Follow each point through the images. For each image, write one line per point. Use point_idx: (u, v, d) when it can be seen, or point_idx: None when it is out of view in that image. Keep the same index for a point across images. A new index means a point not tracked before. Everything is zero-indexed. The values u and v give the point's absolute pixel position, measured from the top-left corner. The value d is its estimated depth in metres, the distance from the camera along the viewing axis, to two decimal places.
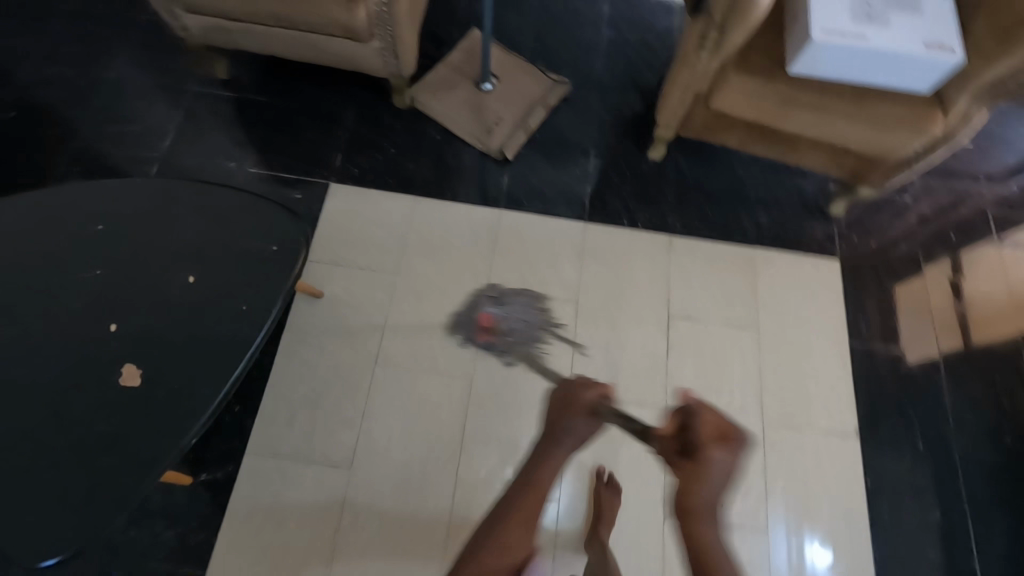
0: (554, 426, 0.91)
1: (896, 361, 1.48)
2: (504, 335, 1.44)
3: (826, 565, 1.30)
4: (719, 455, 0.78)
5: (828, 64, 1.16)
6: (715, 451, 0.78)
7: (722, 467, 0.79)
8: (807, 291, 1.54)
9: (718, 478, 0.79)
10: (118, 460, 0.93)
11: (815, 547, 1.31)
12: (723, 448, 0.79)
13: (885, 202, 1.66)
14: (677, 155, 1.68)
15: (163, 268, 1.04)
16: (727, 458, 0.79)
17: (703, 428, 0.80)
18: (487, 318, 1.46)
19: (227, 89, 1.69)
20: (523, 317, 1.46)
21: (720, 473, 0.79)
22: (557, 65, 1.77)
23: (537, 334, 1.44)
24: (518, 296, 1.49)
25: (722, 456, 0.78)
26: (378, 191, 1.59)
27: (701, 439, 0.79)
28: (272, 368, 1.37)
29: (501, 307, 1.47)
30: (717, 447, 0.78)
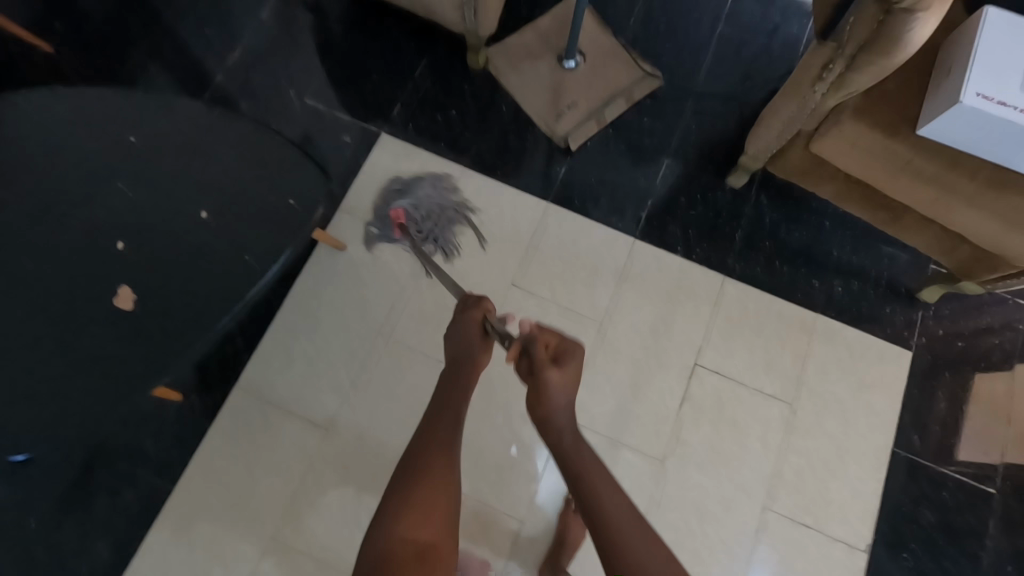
0: (457, 347, 0.93)
1: (942, 485, 1.29)
2: (421, 223, 1.43)
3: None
4: (556, 376, 0.82)
5: (967, 136, 0.95)
6: (550, 370, 0.82)
7: (566, 384, 0.83)
8: (860, 377, 1.35)
9: (564, 396, 0.83)
10: (94, 379, 0.95)
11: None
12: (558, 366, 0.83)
13: (994, 301, 1.40)
14: (758, 189, 1.48)
15: (183, 198, 1.03)
16: (565, 372, 0.83)
17: (538, 352, 0.83)
18: (397, 215, 1.42)
19: (306, 11, 1.63)
20: (432, 201, 1.45)
21: (563, 391, 0.83)
22: (655, 55, 1.58)
23: (451, 217, 1.45)
24: (423, 185, 1.47)
25: (559, 375, 0.82)
26: (427, 153, 1.51)
27: (539, 359, 0.83)
28: (280, 311, 1.37)
29: (407, 199, 1.45)
30: (552, 369, 0.82)
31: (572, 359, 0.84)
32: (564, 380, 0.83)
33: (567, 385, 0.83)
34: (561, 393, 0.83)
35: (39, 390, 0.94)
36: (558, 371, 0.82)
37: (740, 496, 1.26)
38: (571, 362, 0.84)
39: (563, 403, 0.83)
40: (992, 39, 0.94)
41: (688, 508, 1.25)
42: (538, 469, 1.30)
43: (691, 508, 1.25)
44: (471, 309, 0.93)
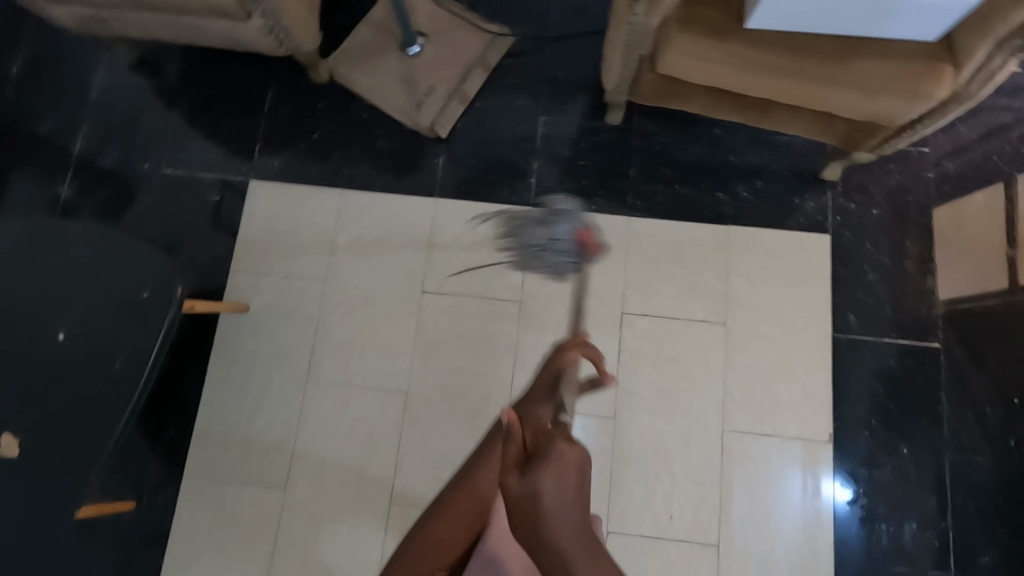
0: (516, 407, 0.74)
1: (887, 354, 1.30)
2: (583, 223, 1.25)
3: (847, 500, 1.24)
4: (521, 489, 0.54)
5: (795, 15, 0.90)
6: (511, 476, 0.56)
7: (547, 497, 0.53)
8: (786, 275, 1.33)
9: (553, 517, 0.53)
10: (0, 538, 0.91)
11: (832, 483, 1.24)
12: (525, 476, 0.55)
13: (896, 158, 1.39)
14: (640, 116, 1.43)
15: (35, 323, 0.98)
16: (532, 481, 0.54)
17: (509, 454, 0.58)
18: (585, 232, 1.20)
19: (137, 75, 1.53)
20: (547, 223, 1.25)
21: (550, 513, 0.53)
22: (499, 11, 1.50)
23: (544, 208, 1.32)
24: (529, 231, 1.25)
25: (530, 483, 0.54)
26: (302, 186, 1.45)
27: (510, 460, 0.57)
28: (205, 390, 1.35)
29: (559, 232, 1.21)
30: (514, 478, 0.55)
31: (554, 470, 0.54)
32: (534, 491, 0.54)
33: (549, 498, 0.54)
34: (544, 515, 0.53)
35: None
36: (525, 483, 0.54)
37: (698, 427, 1.27)
38: (544, 475, 0.54)
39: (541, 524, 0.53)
40: None
41: (650, 454, 1.26)
42: None
43: (654, 454, 1.26)
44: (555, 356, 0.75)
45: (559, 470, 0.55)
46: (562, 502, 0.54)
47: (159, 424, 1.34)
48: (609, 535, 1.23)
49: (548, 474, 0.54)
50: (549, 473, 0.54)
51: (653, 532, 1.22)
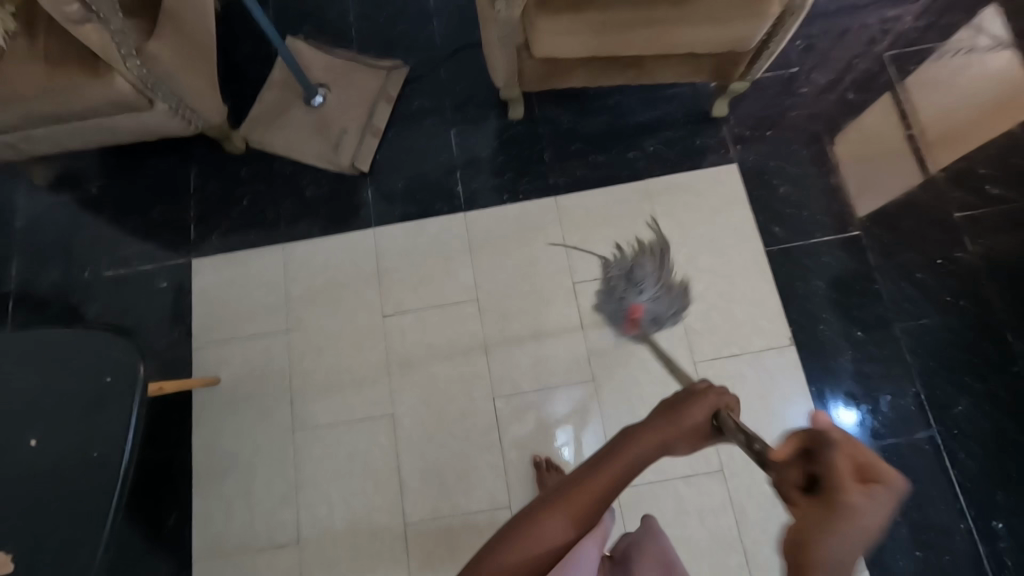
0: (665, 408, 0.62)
1: (819, 251, 1.40)
2: (659, 314, 1.29)
3: (855, 423, 1.28)
4: (851, 501, 0.42)
5: None
6: (852, 495, 0.43)
7: (866, 521, 0.42)
8: (709, 207, 1.44)
9: (839, 545, 0.42)
10: None
11: (840, 410, 1.29)
12: (852, 487, 0.43)
13: (773, 82, 1.54)
14: (541, 106, 1.54)
15: (2, 437, 0.98)
16: (855, 508, 0.42)
17: (838, 460, 0.44)
18: (638, 310, 1.27)
19: (57, 193, 1.56)
20: (648, 279, 1.30)
21: (841, 535, 0.42)
22: (389, 47, 1.61)
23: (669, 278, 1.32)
24: (644, 269, 1.32)
25: (869, 502, 0.42)
26: (244, 251, 1.49)
27: (836, 460, 0.44)
28: (196, 470, 1.34)
29: (641, 286, 1.28)
30: (849, 485, 0.43)
31: (877, 504, 0.42)
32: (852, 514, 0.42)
33: (859, 529, 0.42)
34: (834, 532, 0.42)
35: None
36: (854, 497, 0.42)
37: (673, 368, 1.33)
38: (875, 505, 0.42)
39: (832, 538, 0.42)
40: None
41: (634, 402, 1.31)
42: (498, 457, 1.31)
43: (639, 403, 1.31)
44: (704, 389, 0.62)
45: (881, 500, 0.43)
46: (859, 537, 0.42)
47: (156, 520, 1.31)
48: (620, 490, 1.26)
49: (878, 510, 0.42)
50: (875, 500, 0.42)
51: (660, 475, 1.26)
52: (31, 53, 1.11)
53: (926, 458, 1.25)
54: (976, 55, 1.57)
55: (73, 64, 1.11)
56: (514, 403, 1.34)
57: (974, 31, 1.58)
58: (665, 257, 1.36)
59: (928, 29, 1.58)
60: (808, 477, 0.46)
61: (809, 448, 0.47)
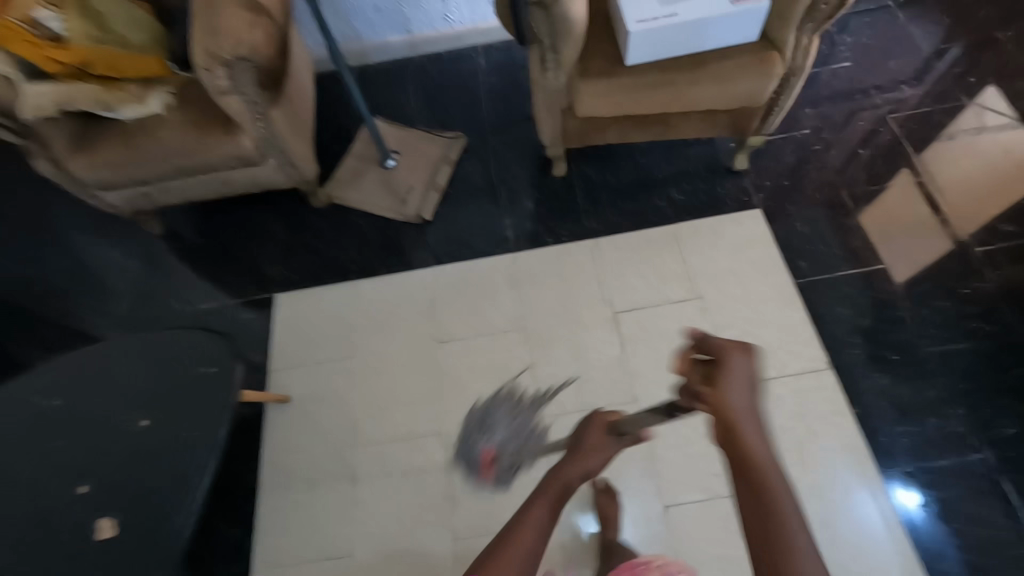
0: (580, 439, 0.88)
1: (845, 284, 1.50)
2: (513, 456, 1.23)
3: (918, 505, 1.27)
4: (732, 362, 0.67)
5: (655, 47, 1.27)
6: (732, 356, 0.67)
7: (742, 369, 0.67)
8: (737, 245, 1.58)
9: (736, 393, 0.66)
10: None
11: (900, 491, 1.28)
12: (728, 355, 0.67)
13: (786, 141, 1.74)
14: (580, 164, 1.77)
15: (119, 419, 1.14)
16: (730, 363, 0.66)
17: (716, 343, 0.68)
18: (489, 456, 1.24)
19: (164, 243, 1.81)
20: (507, 422, 1.28)
21: (735, 387, 0.66)
22: (451, 122, 1.91)
23: (528, 418, 1.32)
24: (499, 414, 1.29)
25: (739, 358, 0.67)
26: (319, 287, 1.69)
27: (718, 347, 0.68)
28: (260, 482, 1.43)
29: (491, 431, 1.26)
30: (727, 355, 0.67)
31: (744, 356, 0.67)
32: (732, 368, 0.66)
33: (739, 373, 0.66)
34: (732, 387, 0.66)
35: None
36: (731, 359, 0.67)
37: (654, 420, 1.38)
38: (744, 355, 0.67)
39: (728, 387, 0.66)
40: None
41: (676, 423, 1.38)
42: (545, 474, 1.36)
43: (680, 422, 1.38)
44: (592, 418, 0.89)
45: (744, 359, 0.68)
46: (745, 379, 0.67)
47: (219, 531, 1.39)
48: (667, 509, 1.28)
49: (747, 361, 0.67)
50: (743, 354, 0.67)
51: (709, 494, 1.28)
52: (179, 120, 1.42)
53: (979, 480, 1.28)
54: (987, 133, 1.73)
55: (212, 125, 1.41)
56: (559, 422, 1.42)
57: (975, 107, 1.77)
58: (553, 398, 1.44)
59: (932, 106, 1.78)
60: (703, 373, 0.68)
61: (694, 357, 0.70)
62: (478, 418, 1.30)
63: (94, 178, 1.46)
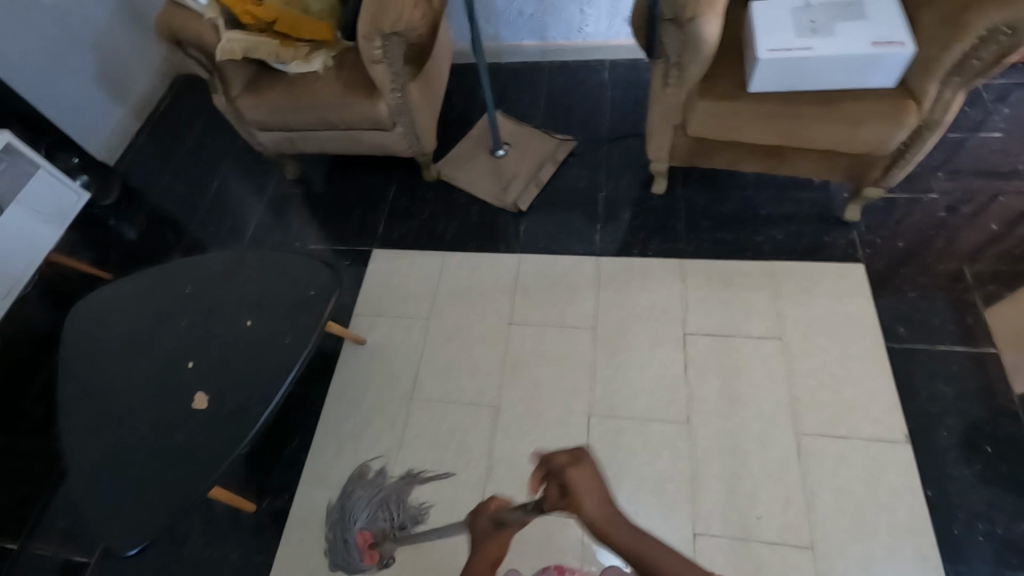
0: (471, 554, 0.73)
1: (946, 361, 1.39)
2: (388, 527, 1.36)
3: None
4: (572, 478, 0.54)
5: (782, 77, 1.27)
6: (571, 475, 0.54)
7: (592, 485, 0.54)
8: (830, 296, 1.51)
9: (593, 509, 0.53)
10: (188, 469, 1.16)
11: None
12: (570, 467, 0.55)
13: (911, 203, 1.64)
14: (683, 186, 1.78)
15: (231, 315, 1.33)
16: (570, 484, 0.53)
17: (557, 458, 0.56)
18: (365, 538, 1.33)
19: (294, 187, 2.05)
20: (367, 504, 1.39)
21: (588, 503, 0.53)
22: (565, 126, 2.00)
23: (385, 495, 1.41)
24: (357, 497, 1.40)
25: (584, 475, 0.54)
26: (412, 250, 1.83)
27: (556, 467, 0.55)
28: (324, 408, 1.57)
29: (356, 516, 1.37)
30: (564, 469, 0.55)
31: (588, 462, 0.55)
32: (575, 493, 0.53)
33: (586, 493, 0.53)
34: (588, 501, 0.53)
35: (161, 474, 1.16)
36: (573, 474, 0.54)
37: (661, 468, 1.35)
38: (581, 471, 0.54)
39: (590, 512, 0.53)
40: (765, 16, 1.29)
41: (725, 456, 1.34)
42: None
43: (728, 456, 1.34)
44: (473, 517, 0.74)
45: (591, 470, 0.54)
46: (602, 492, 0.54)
47: (282, 439, 1.55)
48: (695, 537, 1.27)
49: (594, 465, 0.55)
50: (583, 468, 0.54)
51: (743, 534, 1.26)
52: (333, 79, 1.62)
53: None
54: None
55: (357, 88, 1.59)
56: (603, 424, 1.43)
57: None
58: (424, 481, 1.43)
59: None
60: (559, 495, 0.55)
61: (543, 472, 0.58)
62: (340, 510, 1.39)
63: (253, 117, 1.70)
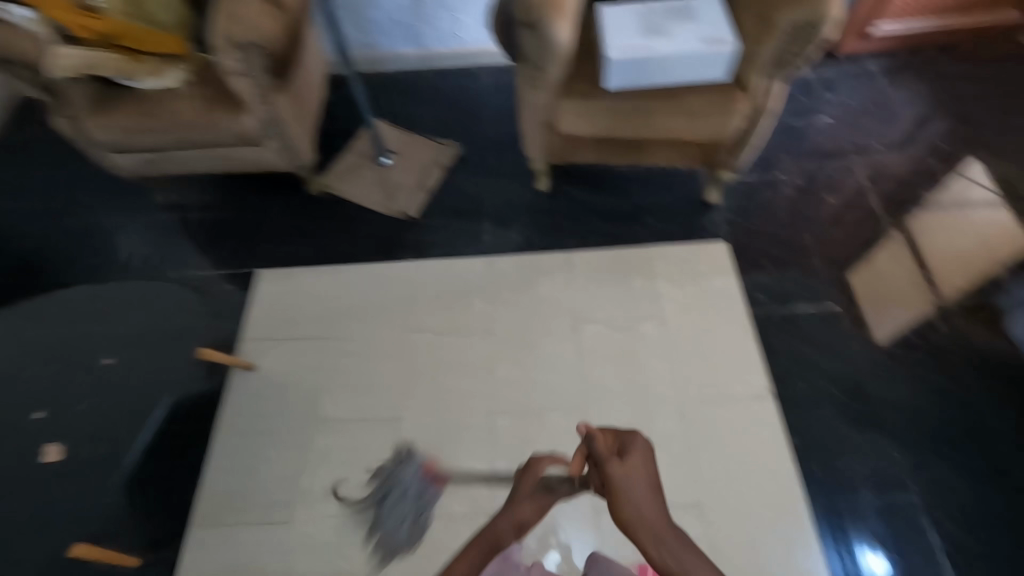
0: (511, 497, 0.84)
1: (798, 320, 1.57)
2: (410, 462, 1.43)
3: (885, 571, 1.28)
4: (618, 469, 0.72)
5: (633, 75, 1.37)
6: (613, 463, 0.73)
7: (629, 473, 0.72)
8: (700, 273, 1.65)
9: (636, 495, 0.69)
10: (49, 521, 1.13)
11: (867, 555, 1.29)
12: (622, 460, 0.73)
13: (762, 183, 1.83)
14: (564, 182, 1.86)
15: (81, 355, 1.22)
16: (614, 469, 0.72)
17: (598, 444, 0.76)
18: (431, 465, 1.43)
19: (167, 212, 1.91)
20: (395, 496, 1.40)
21: (632, 488, 0.70)
22: (450, 131, 2.03)
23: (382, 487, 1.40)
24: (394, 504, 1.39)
25: (623, 464, 0.73)
26: (300, 267, 1.76)
27: (602, 454, 0.75)
28: (213, 443, 1.48)
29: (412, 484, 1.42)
30: (613, 461, 0.73)
31: (640, 453, 0.74)
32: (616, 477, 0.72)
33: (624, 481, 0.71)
34: (630, 485, 0.70)
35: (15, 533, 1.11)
36: (623, 465, 0.72)
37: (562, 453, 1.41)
38: (628, 463, 0.72)
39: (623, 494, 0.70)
40: (612, 19, 1.39)
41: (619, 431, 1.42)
42: (487, 465, 1.41)
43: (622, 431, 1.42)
44: (532, 466, 0.85)
45: (634, 460, 0.74)
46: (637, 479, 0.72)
47: (168, 481, 1.44)
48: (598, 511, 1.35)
49: (635, 456, 0.74)
50: (626, 459, 0.73)
51: None
52: (192, 93, 1.53)
53: (902, 520, 1.32)
54: (953, 198, 1.81)
55: (221, 103, 1.52)
56: (506, 418, 1.46)
57: (944, 171, 1.87)
58: (331, 501, 1.39)
59: (909, 171, 1.86)
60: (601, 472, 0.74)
61: (591, 457, 0.77)
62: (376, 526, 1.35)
63: (105, 139, 1.57)
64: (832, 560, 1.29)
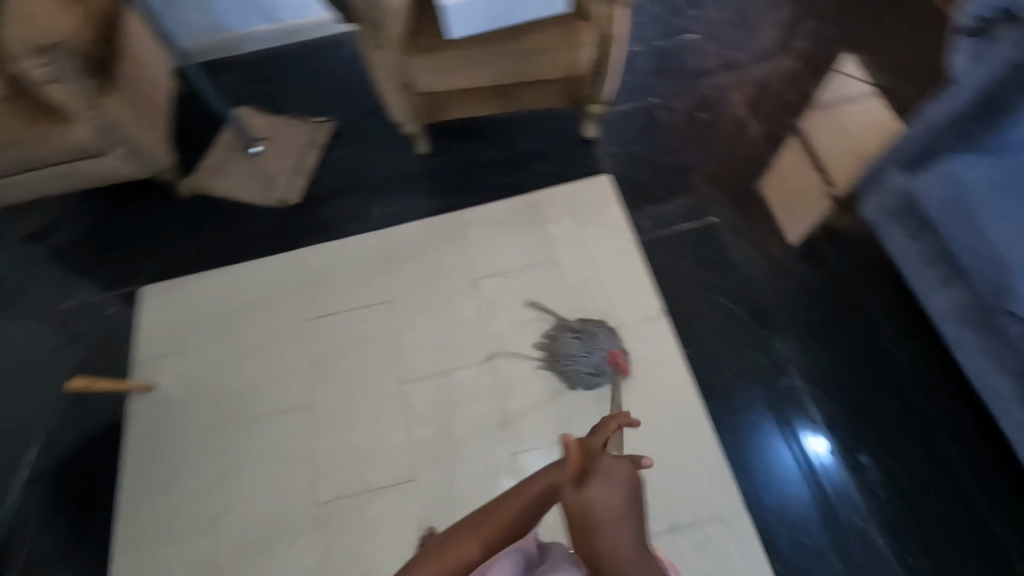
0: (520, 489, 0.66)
1: (684, 238, 1.63)
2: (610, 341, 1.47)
3: (827, 451, 1.38)
4: (573, 500, 0.58)
5: (471, 18, 1.34)
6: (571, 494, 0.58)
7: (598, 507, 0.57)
8: (589, 209, 1.68)
9: (609, 530, 0.57)
10: None
11: (810, 438, 1.39)
12: (579, 488, 0.58)
13: (638, 111, 1.85)
14: (445, 141, 1.83)
15: None
16: (584, 495, 0.58)
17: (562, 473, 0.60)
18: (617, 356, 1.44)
19: (29, 244, 1.78)
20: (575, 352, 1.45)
21: (602, 522, 0.57)
22: (321, 107, 1.94)
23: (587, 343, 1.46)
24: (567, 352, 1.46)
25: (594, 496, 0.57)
26: (184, 276, 1.68)
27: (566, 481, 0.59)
28: (123, 470, 1.44)
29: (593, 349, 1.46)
30: (568, 490, 0.59)
31: (605, 481, 0.58)
32: (585, 505, 0.57)
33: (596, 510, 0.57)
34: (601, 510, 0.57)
35: None
36: (581, 496, 0.58)
37: (476, 408, 1.44)
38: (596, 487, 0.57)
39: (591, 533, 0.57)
40: None
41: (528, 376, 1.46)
42: (405, 434, 1.43)
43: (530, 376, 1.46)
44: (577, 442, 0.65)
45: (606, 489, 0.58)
46: (612, 511, 0.57)
47: (83, 517, 1.40)
48: (514, 456, 1.38)
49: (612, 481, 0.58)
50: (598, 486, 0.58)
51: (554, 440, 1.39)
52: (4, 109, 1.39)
53: (794, 402, 1.43)
54: (817, 97, 1.89)
55: (42, 115, 1.39)
56: (419, 385, 1.48)
57: (807, 71, 1.93)
58: (253, 501, 1.38)
59: (775, 77, 1.92)
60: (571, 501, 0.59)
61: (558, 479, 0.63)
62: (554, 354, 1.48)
63: None
64: (750, 449, 1.38)
